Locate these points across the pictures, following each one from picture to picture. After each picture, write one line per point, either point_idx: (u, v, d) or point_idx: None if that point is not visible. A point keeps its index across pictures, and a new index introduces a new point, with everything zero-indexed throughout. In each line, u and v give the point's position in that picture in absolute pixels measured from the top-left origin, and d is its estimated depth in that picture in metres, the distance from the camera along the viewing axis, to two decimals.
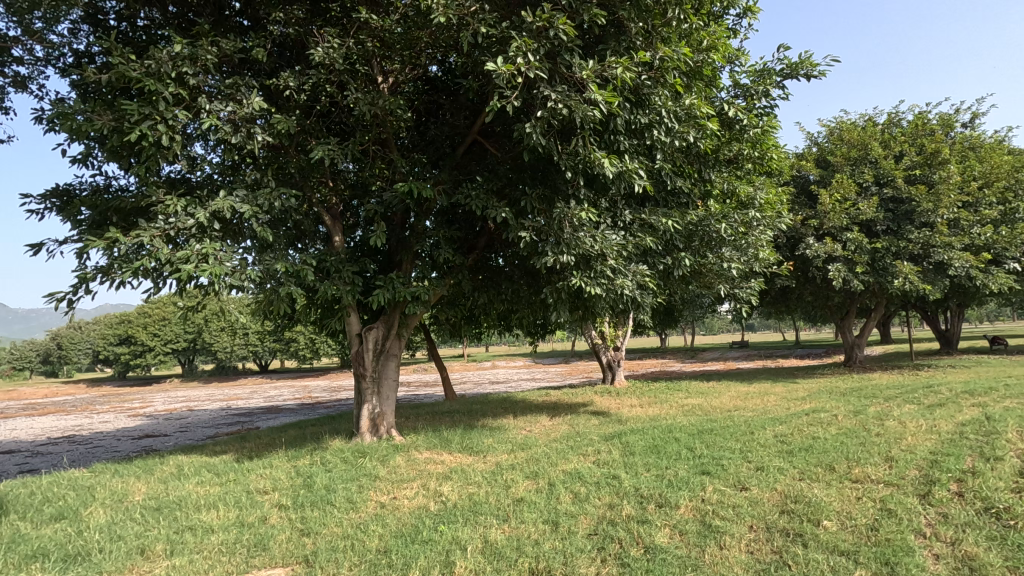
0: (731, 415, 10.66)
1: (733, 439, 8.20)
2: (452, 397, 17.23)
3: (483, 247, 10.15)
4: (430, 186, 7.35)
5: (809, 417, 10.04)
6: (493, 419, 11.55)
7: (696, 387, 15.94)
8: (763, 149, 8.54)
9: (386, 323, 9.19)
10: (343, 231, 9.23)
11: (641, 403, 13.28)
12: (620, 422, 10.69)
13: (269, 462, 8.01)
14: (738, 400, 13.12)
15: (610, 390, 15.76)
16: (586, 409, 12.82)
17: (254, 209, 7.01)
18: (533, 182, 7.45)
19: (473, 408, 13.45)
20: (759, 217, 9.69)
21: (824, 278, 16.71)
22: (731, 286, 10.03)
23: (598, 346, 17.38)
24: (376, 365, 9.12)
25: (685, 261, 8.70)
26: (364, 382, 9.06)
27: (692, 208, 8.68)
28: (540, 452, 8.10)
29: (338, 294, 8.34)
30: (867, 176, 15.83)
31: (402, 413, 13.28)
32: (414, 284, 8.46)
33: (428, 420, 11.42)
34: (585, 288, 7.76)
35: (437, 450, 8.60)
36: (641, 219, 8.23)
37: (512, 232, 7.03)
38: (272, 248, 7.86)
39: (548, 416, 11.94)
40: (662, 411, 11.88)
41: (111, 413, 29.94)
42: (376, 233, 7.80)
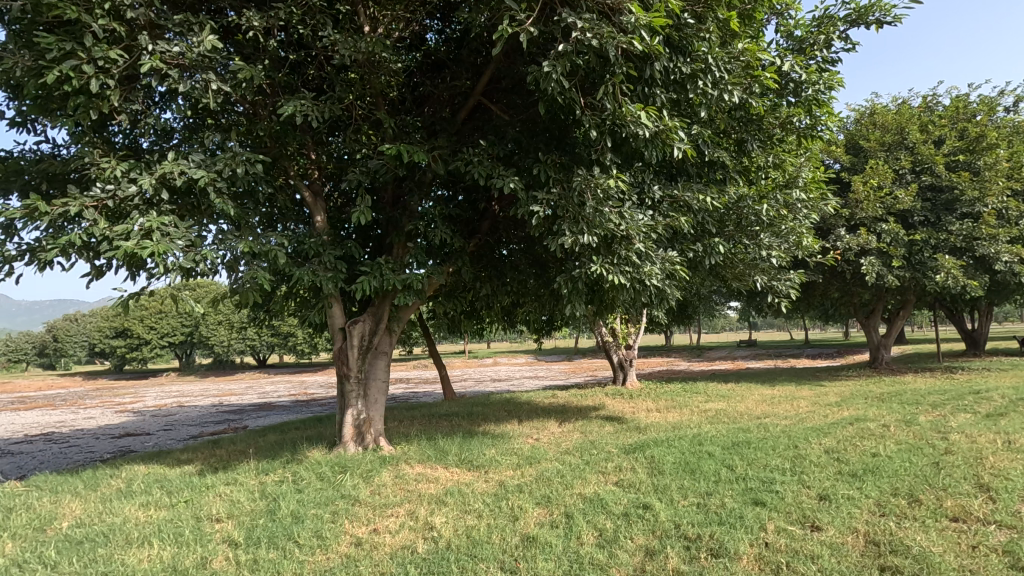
0: (765, 424, 9.45)
1: (778, 456, 7.00)
2: (451, 398, 16.06)
3: (487, 231, 8.97)
4: (424, 151, 6.16)
5: (855, 427, 8.82)
6: (496, 425, 10.36)
7: (716, 389, 14.73)
8: (815, 115, 7.33)
9: (375, 316, 7.93)
10: (326, 211, 8.04)
11: (658, 408, 12.08)
12: (640, 431, 9.50)
13: (234, 477, 6.83)
14: (765, 405, 11.90)
15: (622, 392, 14.55)
16: (598, 413, 11.62)
17: (211, 176, 5.81)
18: (548, 149, 6.26)
19: (473, 411, 12.27)
20: (802, 198, 8.47)
21: (854, 273, 15.46)
22: (769, 278, 8.82)
23: (609, 344, 16.16)
24: (362, 364, 7.88)
25: (720, 248, 7.52)
26: (348, 384, 7.82)
27: (730, 185, 7.50)
28: (551, 469, 6.89)
29: (317, 281, 7.16)
30: (904, 162, 14.59)
31: (396, 415, 12.11)
32: (407, 271, 7.27)
33: (424, 426, 10.24)
34: (606, 276, 6.58)
35: (432, 463, 7.43)
36: (672, 197, 7.05)
37: (522, 205, 5.84)
38: (238, 226, 6.66)
39: (557, 421, 10.76)
40: (684, 418, 10.68)
41: (99, 409, 28.93)
42: (361, 209, 6.59)
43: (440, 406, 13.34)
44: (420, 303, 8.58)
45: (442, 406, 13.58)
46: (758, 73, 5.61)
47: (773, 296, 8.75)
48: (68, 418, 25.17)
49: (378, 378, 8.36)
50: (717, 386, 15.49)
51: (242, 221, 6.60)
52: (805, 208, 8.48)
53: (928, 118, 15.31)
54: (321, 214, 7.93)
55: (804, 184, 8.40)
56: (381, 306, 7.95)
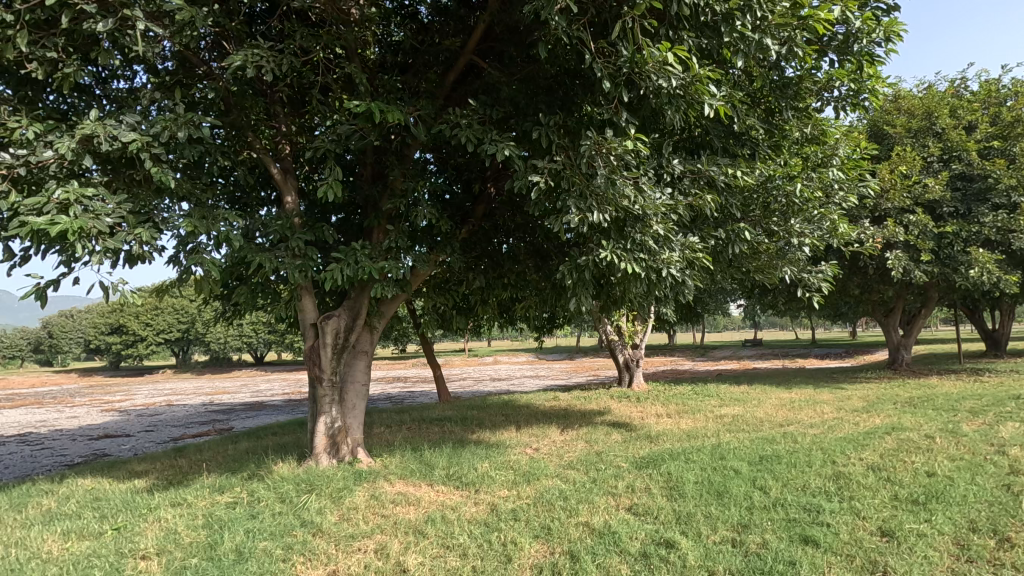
0: (791, 434, 8.47)
1: (819, 475, 5.99)
2: (446, 400, 15.11)
3: (481, 216, 8.00)
4: (403, 114, 5.20)
5: (895, 438, 7.83)
6: (491, 432, 9.38)
7: (730, 393, 13.74)
8: (858, 80, 6.35)
9: (352, 310, 6.90)
10: (297, 190, 7.08)
11: (669, 413, 11.09)
12: (651, 441, 8.51)
13: (183, 498, 5.89)
14: (786, 410, 10.91)
15: (628, 394, 13.55)
16: (603, 419, 10.64)
17: (145, 139, 4.85)
18: (550, 110, 5.28)
19: (468, 415, 11.30)
20: (839, 179, 7.48)
21: (876, 268, 14.47)
22: (799, 270, 7.83)
23: (614, 342, 15.16)
24: (337, 365, 6.89)
25: (747, 234, 6.56)
26: (321, 388, 6.82)
27: (759, 160, 6.52)
28: (553, 489, 5.92)
29: (282, 268, 6.19)
30: (933, 149, 13.58)
31: (383, 420, 11.14)
32: (386, 258, 6.32)
33: (412, 433, 9.28)
34: (618, 263, 5.61)
35: (415, 480, 6.48)
36: (695, 171, 6.09)
37: (519, 177, 4.89)
38: (187, 203, 5.69)
39: (559, 428, 9.79)
40: (699, 425, 9.69)
41: (87, 408, 28.04)
42: (330, 183, 5.60)
43: (432, 410, 12.37)
44: (405, 295, 7.59)
45: (434, 409, 12.60)
46: (807, 13, 4.63)
47: (804, 291, 7.76)
48: (52, 417, 24.34)
49: (356, 380, 7.37)
50: (730, 389, 14.51)
51: (193, 196, 5.65)
52: (844, 189, 7.46)
53: (958, 101, 14.28)
54: (291, 195, 6.97)
55: (843, 163, 7.37)
56: (359, 299, 6.94)
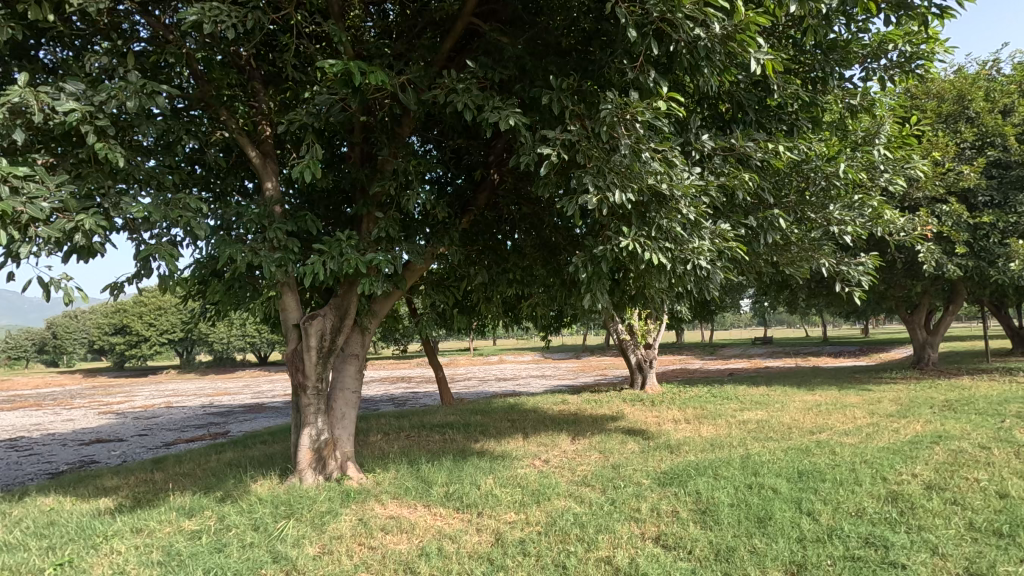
0: (827, 443, 7.67)
1: (872, 497, 5.21)
2: (449, 403, 14.39)
3: (483, 205, 7.26)
4: (390, 78, 4.45)
5: (946, 449, 7.02)
6: (496, 441, 8.64)
7: (749, 395, 12.95)
8: (915, 42, 5.56)
9: (340, 310, 6.18)
10: (276, 175, 6.35)
11: (687, 418, 10.31)
12: (671, 452, 7.75)
13: (146, 523, 5.18)
14: (814, 415, 10.10)
15: (642, 397, 12.77)
16: (617, 426, 9.87)
17: (87, 109, 4.12)
18: (562, 73, 4.52)
19: (471, 421, 10.56)
20: (884, 160, 6.67)
21: (905, 262, 13.61)
22: (837, 262, 7.03)
23: (626, 342, 14.36)
24: (323, 371, 6.16)
25: (783, 221, 5.80)
26: (305, 397, 6.08)
27: (798, 136, 5.74)
28: (566, 513, 5.17)
29: (257, 261, 5.46)
30: (967, 134, 12.70)
31: (381, 427, 10.41)
32: (375, 249, 5.59)
33: (410, 442, 8.55)
34: (641, 254, 4.86)
35: (410, 500, 5.76)
36: (726, 148, 5.33)
37: (526, 151, 4.15)
38: (146, 185, 4.95)
39: (569, 436, 9.03)
40: (722, 432, 8.92)
41: (85, 410, 27.52)
42: (306, 162, 4.83)
43: (433, 415, 11.64)
44: (399, 293, 6.87)
45: (435, 414, 11.88)
46: None
47: (842, 286, 6.99)
48: (48, 419, 23.83)
49: (345, 387, 6.64)
50: (749, 391, 13.70)
51: (154, 178, 4.92)
52: (889, 171, 6.68)
53: (994, 84, 13.37)
54: (272, 180, 6.26)
55: (888, 141, 6.58)
56: (347, 297, 6.21)
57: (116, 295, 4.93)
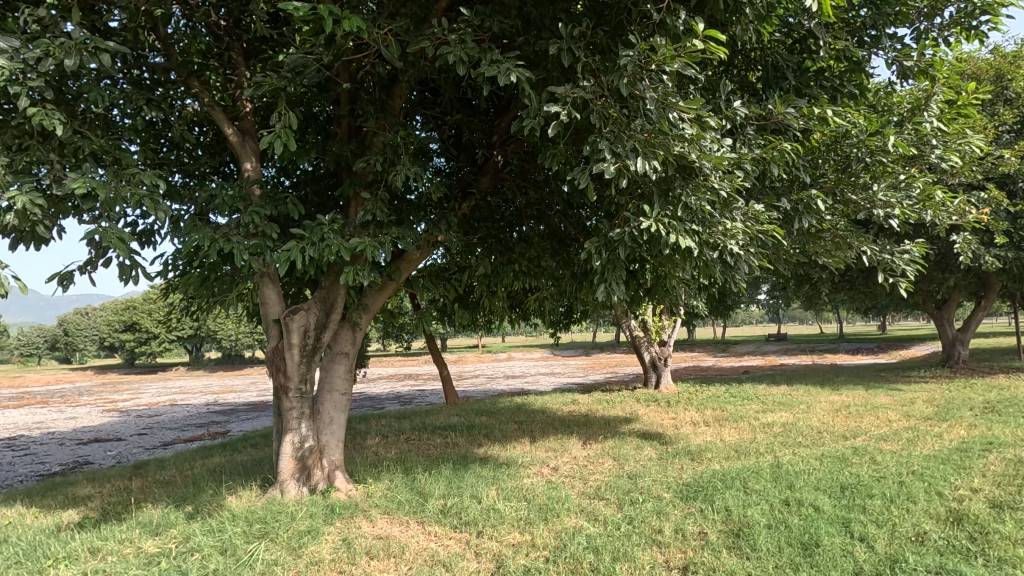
0: (865, 451, 6.96)
1: (931, 518, 4.52)
2: (454, 403, 13.80)
3: (485, 188, 6.61)
4: (371, 30, 3.81)
5: (1002, 459, 6.29)
6: (501, 446, 8.02)
7: (770, 395, 12.24)
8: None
9: (326, 303, 5.58)
10: (256, 154, 5.72)
11: (707, 420, 9.62)
12: (693, 459, 7.08)
13: (104, 543, 4.61)
14: (845, 418, 9.36)
15: (657, 397, 12.08)
16: (631, 428, 9.22)
17: (14, 68, 3.52)
18: (574, 21, 3.84)
19: (476, 423, 9.95)
20: (936, 135, 5.93)
21: (938, 255, 12.78)
22: (880, 250, 6.30)
23: (639, 339, 13.64)
24: (307, 372, 5.55)
25: (824, 202, 5.11)
26: (287, 400, 5.49)
27: (842, 104, 5.02)
28: (577, 534, 4.54)
29: (229, 249, 4.84)
30: (1008, 116, 11.82)
31: (381, 429, 9.83)
32: (362, 234, 4.95)
33: (409, 447, 7.95)
34: (664, 238, 4.20)
35: (403, 516, 5.15)
36: (762, 116, 4.65)
37: (530, 113, 3.52)
38: (99, 160, 4.34)
39: (580, 440, 8.39)
40: (746, 437, 8.23)
41: (90, 408, 27.35)
42: (277, 132, 4.19)
43: (436, 416, 11.04)
44: (393, 285, 6.29)
45: (438, 415, 11.27)
46: None
47: (884, 276, 6.30)
48: (52, 417, 23.61)
49: (333, 388, 6.06)
50: (770, 391, 12.96)
51: (109, 153, 4.33)
52: (942, 146, 5.94)
53: None
54: (251, 160, 5.62)
55: (940, 112, 5.85)
56: (333, 289, 5.60)
57: (64, 285, 4.31)
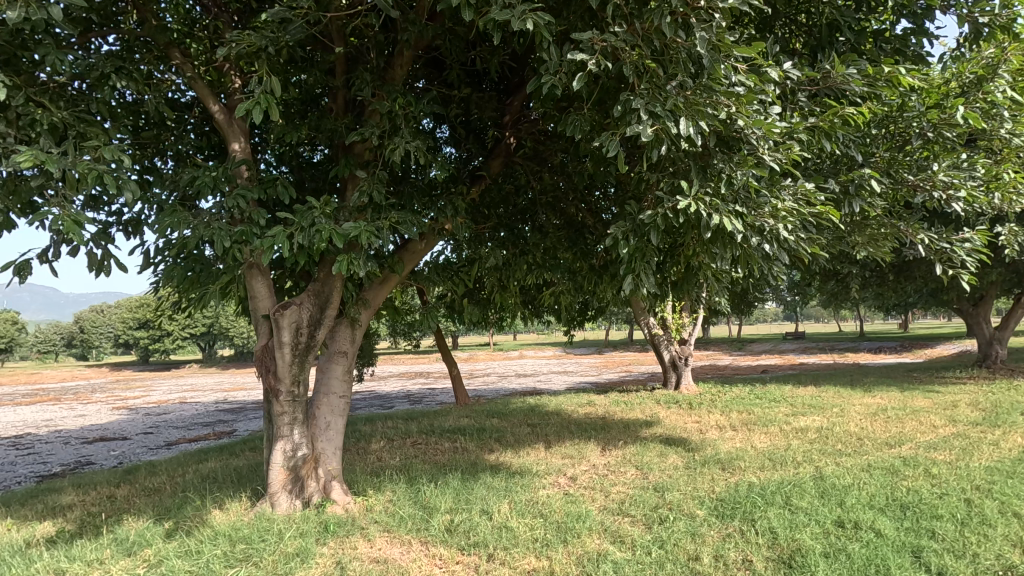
0: (916, 461, 6.31)
1: (1016, 547, 3.89)
2: (464, 404, 13.27)
3: (497, 170, 6.03)
4: None
5: None
6: (514, 452, 7.46)
7: (798, 397, 11.56)
8: None
9: (320, 297, 5.06)
10: (244, 133, 5.17)
11: (735, 424, 8.99)
12: (724, 468, 6.48)
13: (72, 564, 4.13)
14: (885, 423, 8.68)
15: (677, 399, 11.45)
16: (653, 433, 8.62)
17: None
18: None
19: (488, 425, 9.42)
20: (1008, 107, 5.24)
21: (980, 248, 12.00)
22: (939, 238, 5.64)
23: (658, 337, 12.99)
24: (299, 373, 5.04)
25: (880, 181, 4.49)
26: (277, 404, 4.98)
27: (906, 67, 4.38)
28: (601, 561, 3.97)
29: (209, 235, 4.33)
30: None
31: (387, 431, 9.34)
32: (358, 218, 4.40)
33: (416, 453, 7.42)
34: (703, 221, 3.62)
35: (406, 534, 4.62)
36: (815, 79, 4.06)
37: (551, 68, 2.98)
38: (60, 134, 3.84)
39: (598, 446, 7.82)
40: (779, 443, 7.60)
41: (102, 405, 27.29)
42: (257, 98, 3.65)
43: (444, 418, 10.51)
44: (396, 279, 5.77)
45: (446, 416, 10.75)
46: None
47: (942, 267, 5.64)
48: (61, 415, 23.50)
49: (330, 391, 5.54)
50: (797, 392, 12.28)
51: (74, 130, 3.84)
52: (1013, 120, 5.27)
53: None
54: (239, 139, 5.08)
55: (1010, 82, 5.19)
56: (328, 281, 5.07)
57: (22, 275, 3.86)
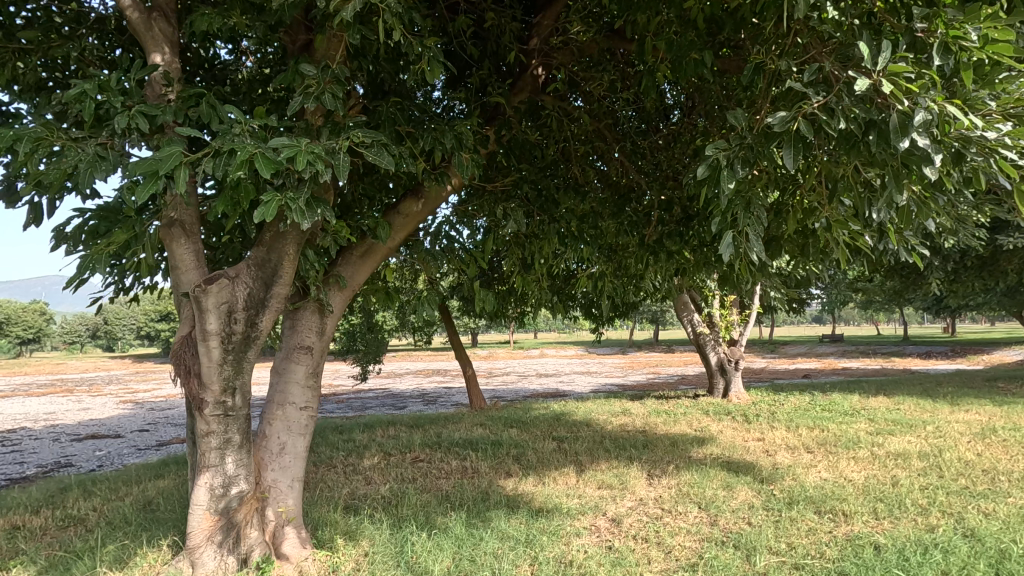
0: None
1: None
2: (479, 409, 11.75)
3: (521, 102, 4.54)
4: None
5: None
6: (537, 478, 5.90)
7: (874, 410, 9.73)
8: None
9: (265, 269, 3.54)
10: (169, 43, 3.68)
11: (810, 445, 7.26)
12: (820, 513, 4.82)
13: None
14: (1006, 449, 6.86)
15: (728, 409, 9.75)
16: (709, 454, 6.97)
17: None
18: None
19: (506, 438, 7.89)
20: None
21: None
22: None
23: (702, 336, 11.28)
24: (233, 379, 3.52)
25: None
26: (201, 423, 3.48)
27: None
28: None
29: (85, 166, 2.83)
30: None
31: (386, 443, 7.87)
32: (310, 134, 2.89)
33: (415, 478, 5.92)
34: (894, 127, 2.11)
35: None
36: None
37: None
38: None
39: (643, 471, 6.20)
40: (879, 475, 5.89)
41: (110, 398, 26.52)
42: None
43: (454, 427, 9.00)
44: (381, 250, 4.26)
45: (458, 424, 9.25)
46: None
47: None
48: (65, 407, 22.76)
49: (286, 400, 4.03)
50: (870, 404, 10.44)
51: None
52: None
53: None
54: (159, 50, 3.59)
55: None
56: (275, 247, 3.55)
57: None
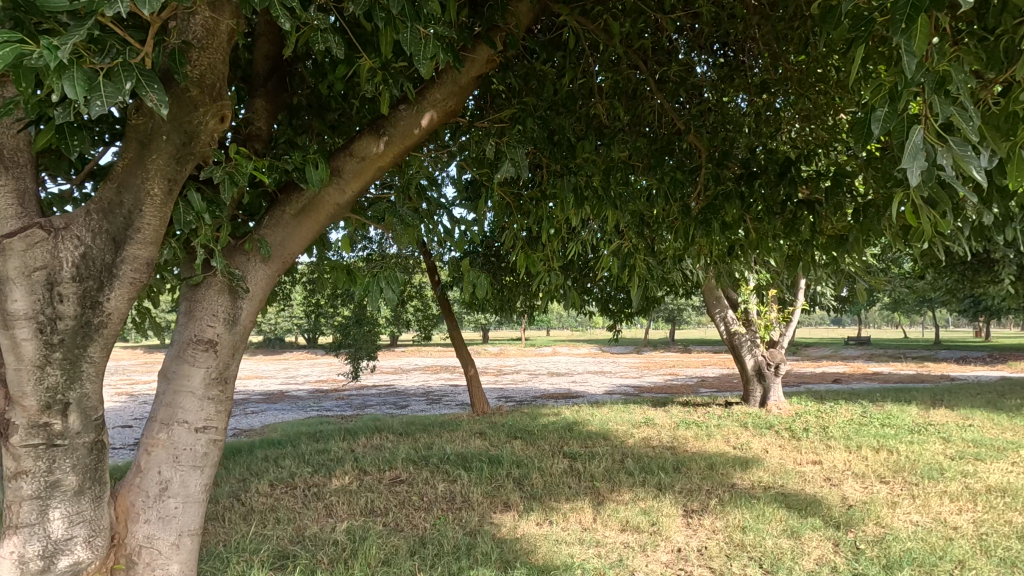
0: None
1: None
2: (481, 413, 10.46)
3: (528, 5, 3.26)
4: None
5: None
6: (542, 514, 4.59)
7: (943, 427, 8.25)
8: None
9: (116, 220, 2.26)
10: None
11: (884, 474, 5.83)
12: None
13: None
14: None
15: (770, 422, 8.35)
16: (757, 483, 5.61)
17: None
18: None
19: (506, 452, 6.58)
20: None
21: None
22: None
23: (735, 336, 9.87)
24: (62, 393, 2.23)
25: None
26: (9, 459, 2.22)
27: None
28: None
29: None
30: None
31: (365, 456, 6.61)
32: None
33: (386, 512, 4.64)
34: None
35: None
36: None
37: None
38: None
39: (678, 506, 4.85)
40: (993, 522, 4.48)
41: None
42: None
43: (449, 437, 7.73)
44: (320, 204, 2.96)
45: (454, 433, 7.98)
46: None
47: None
48: None
49: (172, 419, 2.74)
50: (935, 419, 8.93)
51: None
52: None
53: None
54: None
55: None
56: (132, 186, 2.26)
57: None
